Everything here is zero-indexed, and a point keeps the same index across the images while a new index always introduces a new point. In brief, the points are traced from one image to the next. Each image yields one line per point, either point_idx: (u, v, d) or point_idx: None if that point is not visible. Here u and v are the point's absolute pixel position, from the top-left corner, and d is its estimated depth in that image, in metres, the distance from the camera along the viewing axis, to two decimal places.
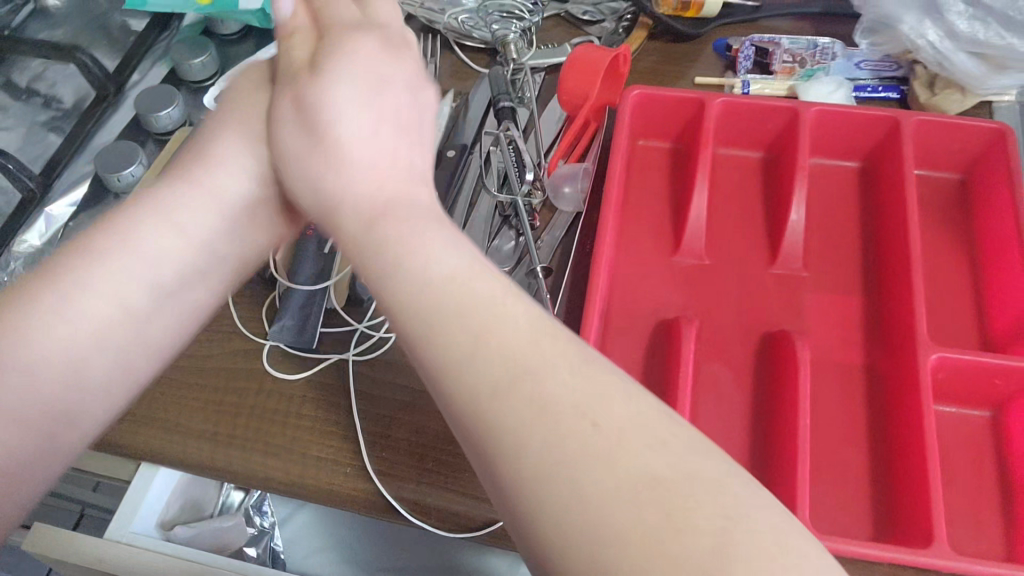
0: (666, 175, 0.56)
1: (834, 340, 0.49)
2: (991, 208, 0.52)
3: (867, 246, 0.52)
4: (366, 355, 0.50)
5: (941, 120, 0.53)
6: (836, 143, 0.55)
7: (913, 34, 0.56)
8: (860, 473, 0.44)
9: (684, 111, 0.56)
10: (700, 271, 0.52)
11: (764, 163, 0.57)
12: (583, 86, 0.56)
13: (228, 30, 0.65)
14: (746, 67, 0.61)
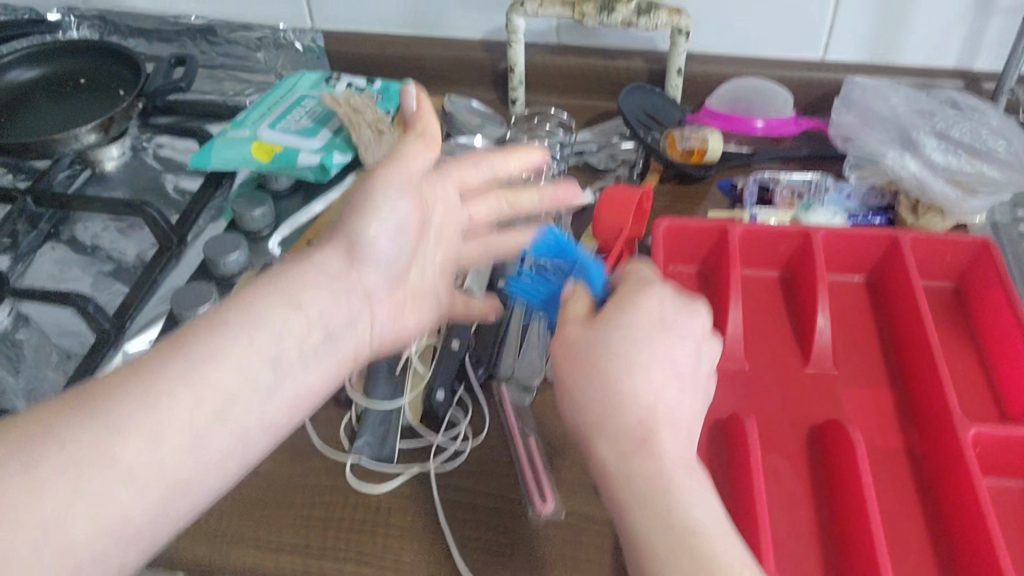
0: (697, 295, 0.63)
1: (874, 429, 0.54)
2: (988, 307, 0.59)
3: (887, 347, 0.58)
4: (446, 466, 0.53)
5: (931, 237, 0.61)
6: (843, 260, 0.63)
7: (896, 165, 0.64)
8: (922, 546, 0.48)
9: (708, 239, 0.63)
10: (742, 375, 0.57)
11: (782, 281, 0.63)
12: (617, 223, 0.63)
13: (281, 185, 0.71)
14: (752, 202, 0.68)
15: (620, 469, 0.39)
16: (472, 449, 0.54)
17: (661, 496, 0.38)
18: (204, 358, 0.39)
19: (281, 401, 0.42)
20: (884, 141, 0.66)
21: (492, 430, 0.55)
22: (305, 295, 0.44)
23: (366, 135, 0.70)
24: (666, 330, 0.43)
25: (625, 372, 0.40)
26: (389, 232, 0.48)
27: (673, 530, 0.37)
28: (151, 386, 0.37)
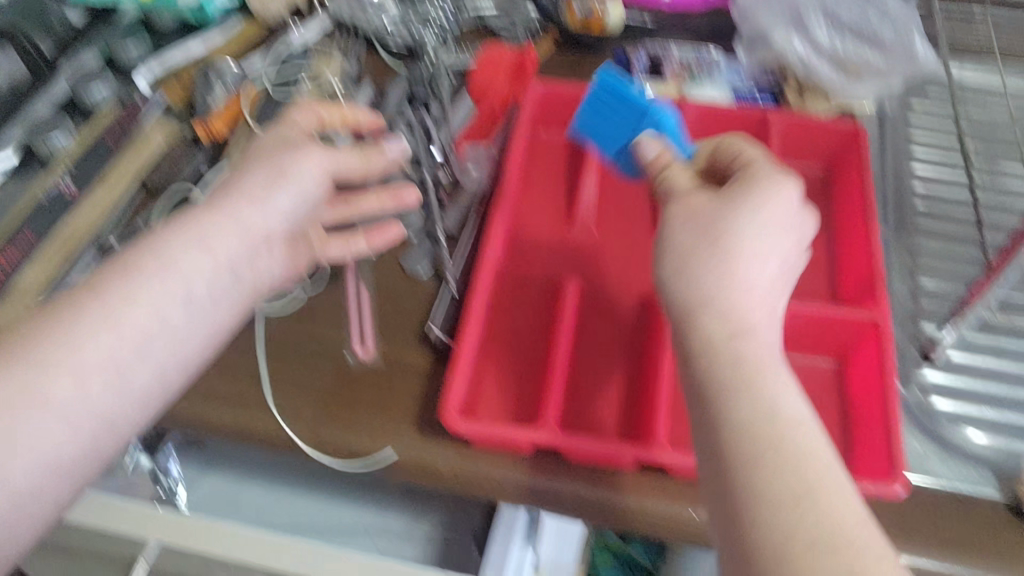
0: (563, 163, 0.62)
1: None
2: (847, 194, 0.58)
3: None
4: (277, 310, 0.55)
5: (802, 120, 0.59)
6: (714, 138, 0.62)
7: (783, 46, 0.63)
8: None
9: (580, 107, 0.61)
10: (587, 242, 0.57)
11: (653, 152, 0.62)
12: (491, 86, 0.63)
13: (166, 26, 0.69)
14: (640, 73, 0.66)
15: (703, 358, 0.39)
16: (307, 294, 0.55)
17: (736, 391, 0.37)
18: (155, 267, 0.41)
19: (228, 306, 0.45)
20: (773, 19, 0.64)
21: (330, 279, 0.56)
22: (212, 239, 0.44)
23: None
24: (779, 200, 0.44)
25: (749, 283, 0.41)
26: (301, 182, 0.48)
27: (766, 418, 0.36)
28: (96, 305, 0.39)
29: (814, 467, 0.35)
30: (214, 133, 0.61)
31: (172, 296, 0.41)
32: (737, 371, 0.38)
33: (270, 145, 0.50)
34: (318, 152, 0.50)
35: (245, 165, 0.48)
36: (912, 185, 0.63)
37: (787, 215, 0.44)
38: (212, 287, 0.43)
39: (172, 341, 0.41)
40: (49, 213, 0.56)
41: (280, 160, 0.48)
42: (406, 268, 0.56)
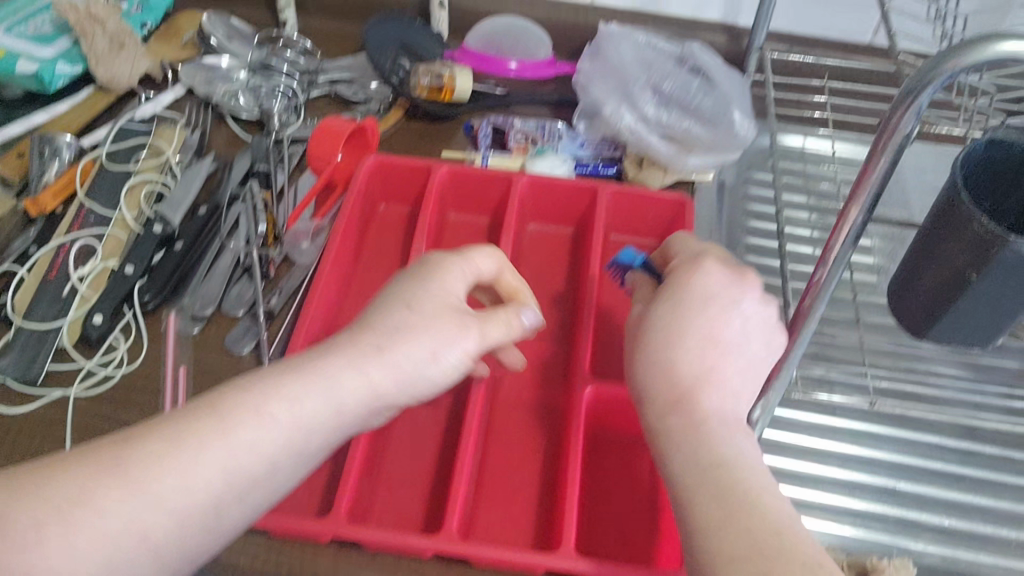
0: (399, 235, 0.62)
1: (523, 382, 0.54)
2: None
3: (568, 300, 0.58)
4: (89, 391, 0.53)
5: (632, 192, 0.60)
6: (548, 210, 0.62)
7: (614, 117, 0.62)
8: (525, 498, 0.48)
9: (414, 179, 0.62)
10: None
11: (489, 228, 0.63)
12: (325, 156, 0.62)
13: (11, 94, 0.68)
14: (485, 143, 0.67)
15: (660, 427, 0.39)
16: (121, 376, 0.54)
17: (686, 439, 0.37)
18: (223, 430, 0.36)
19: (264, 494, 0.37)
20: (606, 91, 0.64)
21: (147, 359, 0.55)
22: (297, 402, 0.38)
23: (99, 46, 0.68)
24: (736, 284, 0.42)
25: (716, 341, 0.40)
26: (435, 338, 0.42)
27: (703, 470, 0.36)
28: (159, 461, 0.34)
29: (757, 502, 0.34)
30: (42, 206, 0.59)
31: (273, 431, 0.37)
32: (701, 423, 0.38)
33: (418, 265, 0.46)
34: (474, 323, 0.44)
35: (404, 304, 0.43)
36: (744, 257, 0.63)
37: (725, 301, 0.41)
38: (318, 423, 0.39)
39: (262, 473, 0.37)
40: None
41: (437, 303, 0.44)
42: (227, 347, 0.55)
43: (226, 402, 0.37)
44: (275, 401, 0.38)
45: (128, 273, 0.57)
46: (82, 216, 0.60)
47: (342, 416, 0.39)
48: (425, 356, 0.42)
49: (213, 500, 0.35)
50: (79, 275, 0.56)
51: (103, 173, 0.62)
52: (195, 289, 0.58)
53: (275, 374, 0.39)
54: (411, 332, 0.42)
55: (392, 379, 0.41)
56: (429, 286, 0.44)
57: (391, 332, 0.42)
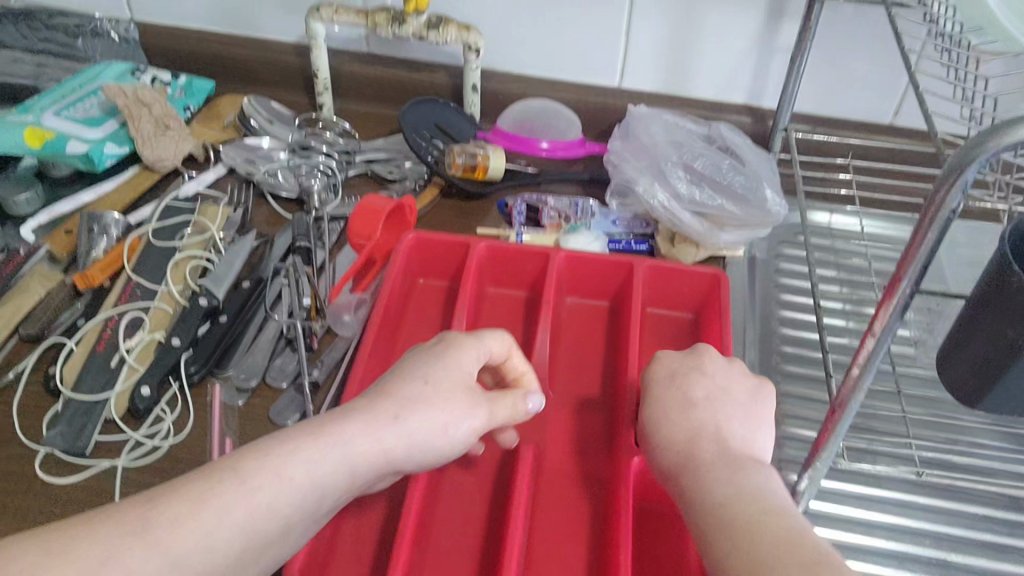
0: (439, 309, 0.63)
1: (567, 451, 0.55)
2: (710, 340, 0.60)
3: (608, 371, 0.59)
4: (138, 462, 0.53)
5: (667, 266, 0.61)
6: (586, 285, 0.63)
7: (647, 194, 0.64)
8: (575, 568, 0.48)
9: (453, 254, 0.63)
10: None
11: (526, 301, 0.64)
12: (366, 232, 0.63)
13: (59, 173, 0.71)
14: (519, 221, 0.69)
15: (680, 480, 0.42)
16: (169, 447, 0.54)
17: (695, 492, 0.41)
18: (240, 477, 0.38)
19: (272, 546, 0.39)
20: (638, 168, 0.65)
21: (193, 431, 0.55)
22: (303, 461, 0.40)
23: (146, 128, 0.70)
24: (694, 361, 0.50)
25: (704, 399, 0.47)
26: (444, 412, 0.45)
27: (725, 505, 0.39)
28: (183, 516, 0.36)
29: (770, 528, 0.37)
30: (90, 281, 0.61)
31: (294, 488, 0.39)
32: (711, 469, 0.42)
33: (438, 339, 0.49)
34: (484, 403, 0.46)
35: (421, 377, 0.46)
36: (778, 329, 0.64)
37: (710, 379, 0.48)
38: (333, 483, 0.41)
39: (272, 532, 0.38)
40: None
41: (457, 382, 0.46)
42: (272, 418, 0.55)
43: (246, 462, 0.39)
44: (290, 459, 0.40)
45: (174, 345, 0.57)
46: (129, 290, 0.61)
47: (352, 478, 0.42)
48: (437, 422, 0.44)
49: (236, 551, 0.37)
50: (127, 346, 0.57)
51: (149, 248, 0.63)
52: (240, 361, 0.58)
53: (290, 433, 0.41)
54: (428, 407, 0.44)
55: (421, 446, 0.44)
56: (451, 358, 0.47)
57: (407, 402, 0.44)
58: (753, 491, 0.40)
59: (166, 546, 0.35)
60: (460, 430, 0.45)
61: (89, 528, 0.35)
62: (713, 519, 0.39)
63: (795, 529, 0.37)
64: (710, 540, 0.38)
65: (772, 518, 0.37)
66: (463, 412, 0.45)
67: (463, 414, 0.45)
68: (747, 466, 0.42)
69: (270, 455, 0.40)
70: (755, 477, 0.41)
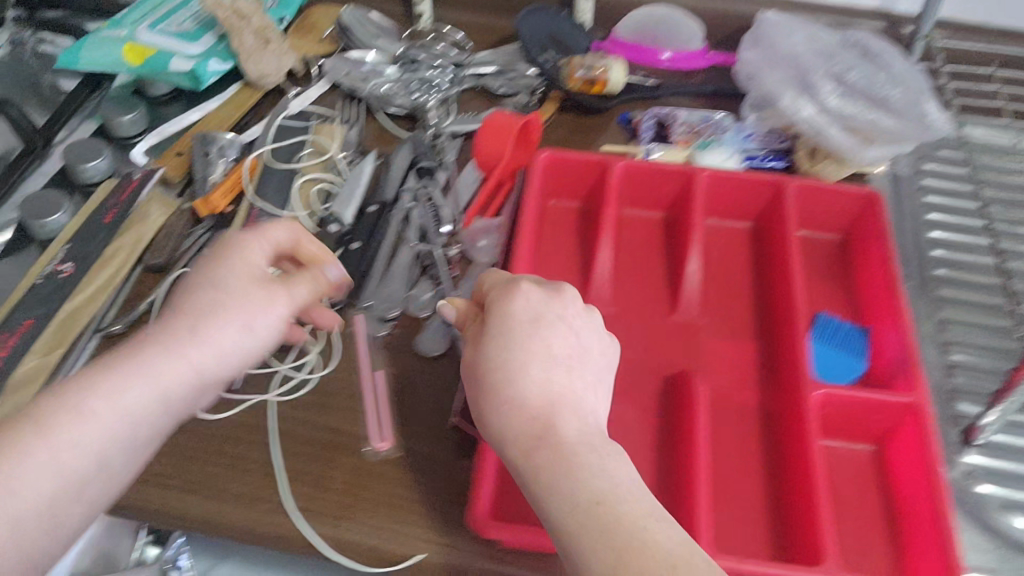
0: (575, 233, 0.60)
1: (730, 382, 0.53)
2: (865, 264, 0.58)
3: (759, 296, 0.57)
4: (288, 395, 0.52)
5: (819, 185, 0.58)
6: (728, 205, 0.60)
7: (792, 108, 0.61)
8: (757, 507, 0.48)
9: (589, 175, 0.60)
10: (605, 318, 0.56)
11: (664, 223, 0.61)
12: (496, 152, 0.60)
13: (158, 90, 0.67)
14: (647, 137, 0.66)
15: (527, 471, 0.38)
16: (316, 380, 0.53)
17: (561, 474, 0.37)
18: (92, 391, 0.38)
19: (135, 455, 0.40)
20: (781, 81, 0.62)
21: (340, 363, 0.54)
22: (124, 390, 0.39)
23: (248, 42, 0.66)
24: (549, 311, 0.43)
25: (564, 356, 0.42)
26: (234, 321, 0.42)
27: (580, 510, 0.36)
28: (23, 435, 0.36)
29: (620, 529, 0.35)
30: (212, 207, 0.58)
31: (106, 417, 0.38)
32: (537, 427, 0.39)
33: (216, 241, 0.46)
34: (281, 291, 0.44)
35: (210, 283, 0.43)
36: (930, 251, 0.62)
37: (533, 319, 0.42)
38: (153, 414, 0.40)
39: (93, 464, 0.38)
40: (39, 294, 0.53)
41: (244, 278, 0.43)
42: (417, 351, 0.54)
43: (69, 387, 0.38)
44: (142, 373, 0.39)
45: None
46: (253, 215, 0.58)
47: (171, 396, 0.40)
48: (234, 329, 0.42)
49: (94, 457, 0.38)
50: None
51: (268, 170, 0.60)
52: (376, 290, 0.56)
53: (155, 341, 0.41)
54: (222, 315, 0.42)
55: (233, 357, 0.42)
56: (230, 251, 0.44)
57: (200, 313, 0.42)
58: (630, 486, 0.37)
59: (27, 475, 0.35)
60: (250, 332, 0.42)
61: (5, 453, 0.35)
62: (571, 524, 0.36)
63: (670, 546, 0.34)
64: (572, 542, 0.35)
65: (623, 512, 0.35)
66: (236, 313, 0.42)
67: (263, 308, 0.43)
68: (618, 450, 0.39)
69: (133, 359, 0.40)
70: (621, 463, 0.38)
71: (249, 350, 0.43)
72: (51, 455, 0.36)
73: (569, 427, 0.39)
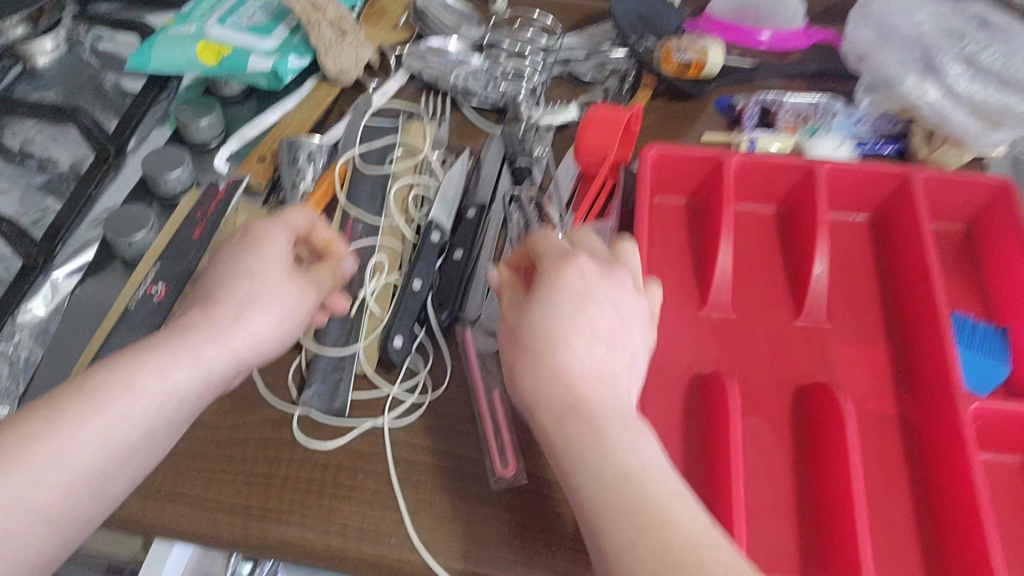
0: (687, 231, 0.57)
1: (866, 391, 0.50)
2: (999, 257, 0.54)
3: (887, 294, 0.54)
4: (403, 419, 0.49)
5: (948, 175, 0.55)
6: (847, 197, 0.57)
7: (915, 92, 0.58)
8: (907, 527, 0.45)
9: (700, 168, 0.57)
10: (728, 325, 0.53)
11: (778, 218, 0.58)
12: (603, 147, 0.57)
13: (231, 91, 0.64)
14: (751, 124, 0.62)
15: (558, 442, 0.38)
16: (430, 402, 0.50)
17: (586, 454, 0.37)
18: (143, 365, 0.38)
19: (164, 441, 0.39)
20: (902, 62, 0.59)
21: (453, 382, 0.51)
22: (167, 369, 0.38)
23: (327, 35, 0.63)
24: (596, 288, 0.40)
25: (597, 326, 0.39)
26: (259, 312, 0.42)
27: (609, 487, 0.35)
28: (72, 407, 0.36)
29: (663, 526, 0.34)
30: None
31: (151, 388, 0.38)
32: (571, 409, 0.38)
33: (242, 227, 0.46)
34: (311, 286, 0.45)
35: (244, 272, 0.43)
36: None
37: (581, 293, 0.40)
38: (190, 392, 0.39)
39: (138, 437, 0.37)
40: (135, 318, 0.50)
41: (277, 270, 0.44)
42: None
43: (129, 359, 0.38)
44: (171, 354, 0.39)
45: (417, 289, 0.52)
46: (350, 225, 0.55)
47: (210, 377, 0.40)
48: (265, 318, 0.42)
49: (142, 430, 0.37)
50: (369, 292, 0.52)
51: (359, 176, 0.58)
52: (483, 303, 0.53)
53: (183, 327, 0.40)
54: (257, 305, 0.42)
55: (257, 349, 0.42)
56: (254, 245, 0.44)
57: (240, 302, 0.42)
58: (666, 482, 0.36)
59: (88, 446, 0.36)
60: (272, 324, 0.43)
61: (52, 421, 0.35)
62: (607, 516, 0.35)
63: (687, 529, 0.34)
64: (606, 524, 0.35)
65: (659, 502, 0.35)
66: (269, 304, 0.43)
67: (291, 302, 0.44)
68: (617, 422, 0.37)
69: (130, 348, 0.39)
70: (643, 442, 0.37)
71: (274, 345, 0.43)
72: (105, 431, 0.36)
73: (611, 407, 0.38)
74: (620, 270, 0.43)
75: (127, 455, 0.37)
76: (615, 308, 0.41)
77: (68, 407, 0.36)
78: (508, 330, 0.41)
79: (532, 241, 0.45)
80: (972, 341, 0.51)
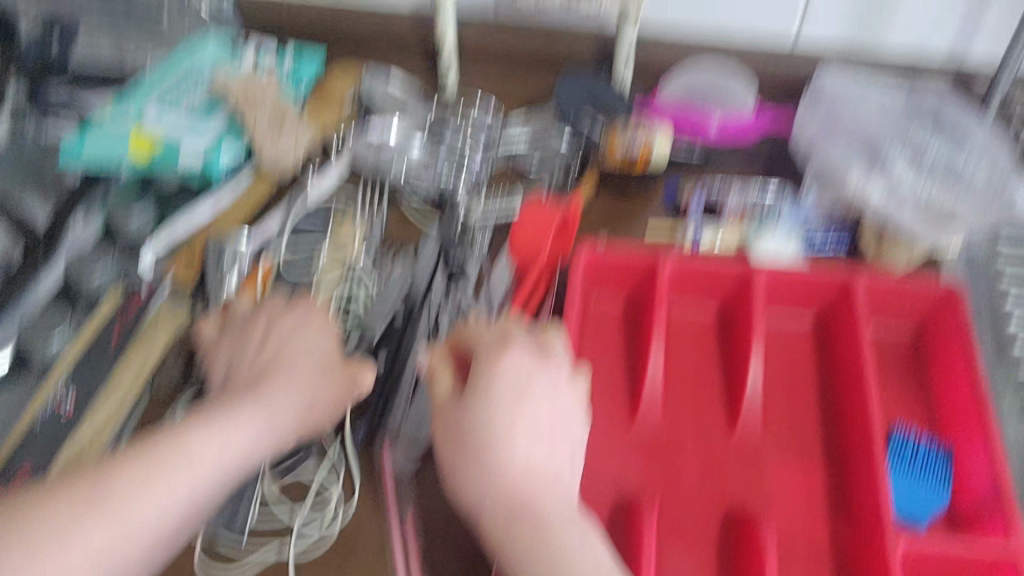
0: (621, 338, 0.55)
1: (798, 518, 0.47)
2: (945, 372, 0.52)
3: (826, 409, 0.52)
4: (305, 550, 0.47)
5: (892, 283, 0.53)
6: (788, 303, 0.55)
7: (859, 187, 0.59)
8: None
9: (635, 274, 0.55)
10: (658, 442, 0.50)
11: (717, 323, 0.56)
12: None
13: (166, 184, 0.63)
14: (696, 219, 0.59)
15: (505, 541, 0.37)
16: (339, 527, 0.48)
17: (540, 554, 0.37)
18: (198, 439, 0.40)
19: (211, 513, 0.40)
20: (852, 153, 0.62)
21: (365, 503, 0.49)
22: (212, 452, 0.40)
23: (263, 124, 0.64)
24: (549, 385, 0.42)
25: (537, 419, 0.40)
26: (304, 385, 0.45)
27: None
28: (118, 488, 0.36)
29: None
30: None
31: (177, 490, 0.38)
32: (523, 508, 0.38)
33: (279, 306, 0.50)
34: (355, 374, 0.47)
35: (276, 373, 0.45)
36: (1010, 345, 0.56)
37: (517, 387, 0.40)
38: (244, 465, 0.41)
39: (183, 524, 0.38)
40: (43, 428, 0.49)
41: (321, 342, 0.48)
42: None
43: (187, 435, 0.40)
44: (228, 430, 0.41)
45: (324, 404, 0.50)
46: None
47: (258, 452, 0.42)
48: (311, 393, 0.45)
49: (158, 528, 0.37)
50: None
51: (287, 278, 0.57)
52: (400, 416, 0.51)
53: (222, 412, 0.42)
54: (303, 384, 0.45)
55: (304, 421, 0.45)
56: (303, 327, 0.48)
57: (286, 373, 0.45)
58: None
59: (130, 526, 0.36)
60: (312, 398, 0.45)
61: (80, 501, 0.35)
62: None
63: None
64: None
65: None
66: (308, 382, 0.45)
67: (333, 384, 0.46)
68: (567, 518, 0.38)
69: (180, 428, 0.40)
70: (589, 541, 0.38)
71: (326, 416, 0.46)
72: (149, 514, 0.36)
73: (559, 501, 0.38)
74: (555, 351, 0.44)
75: (168, 534, 0.37)
76: (553, 400, 0.41)
77: (105, 484, 0.36)
78: (442, 424, 0.41)
79: (460, 331, 0.45)
80: (912, 465, 0.48)
